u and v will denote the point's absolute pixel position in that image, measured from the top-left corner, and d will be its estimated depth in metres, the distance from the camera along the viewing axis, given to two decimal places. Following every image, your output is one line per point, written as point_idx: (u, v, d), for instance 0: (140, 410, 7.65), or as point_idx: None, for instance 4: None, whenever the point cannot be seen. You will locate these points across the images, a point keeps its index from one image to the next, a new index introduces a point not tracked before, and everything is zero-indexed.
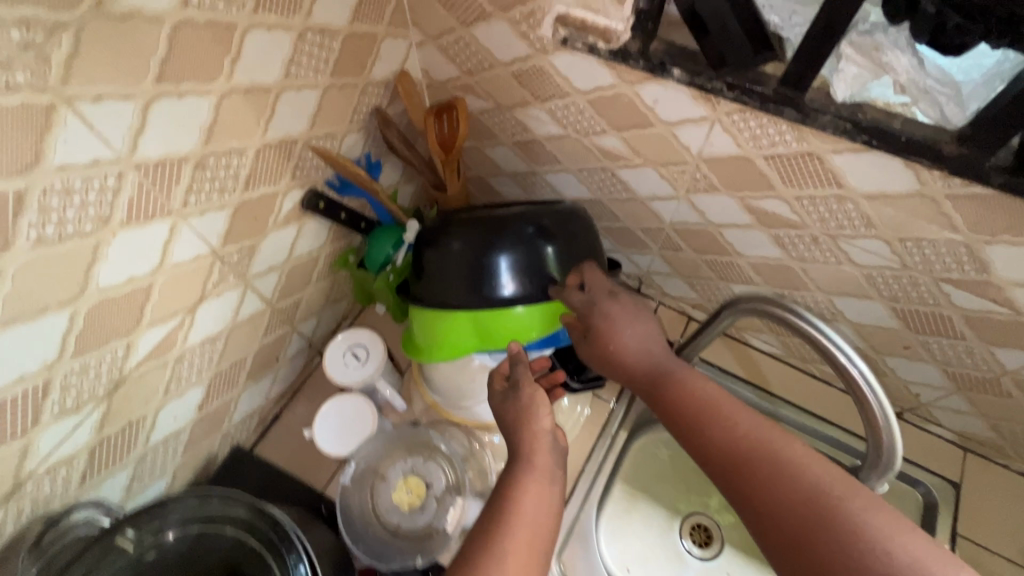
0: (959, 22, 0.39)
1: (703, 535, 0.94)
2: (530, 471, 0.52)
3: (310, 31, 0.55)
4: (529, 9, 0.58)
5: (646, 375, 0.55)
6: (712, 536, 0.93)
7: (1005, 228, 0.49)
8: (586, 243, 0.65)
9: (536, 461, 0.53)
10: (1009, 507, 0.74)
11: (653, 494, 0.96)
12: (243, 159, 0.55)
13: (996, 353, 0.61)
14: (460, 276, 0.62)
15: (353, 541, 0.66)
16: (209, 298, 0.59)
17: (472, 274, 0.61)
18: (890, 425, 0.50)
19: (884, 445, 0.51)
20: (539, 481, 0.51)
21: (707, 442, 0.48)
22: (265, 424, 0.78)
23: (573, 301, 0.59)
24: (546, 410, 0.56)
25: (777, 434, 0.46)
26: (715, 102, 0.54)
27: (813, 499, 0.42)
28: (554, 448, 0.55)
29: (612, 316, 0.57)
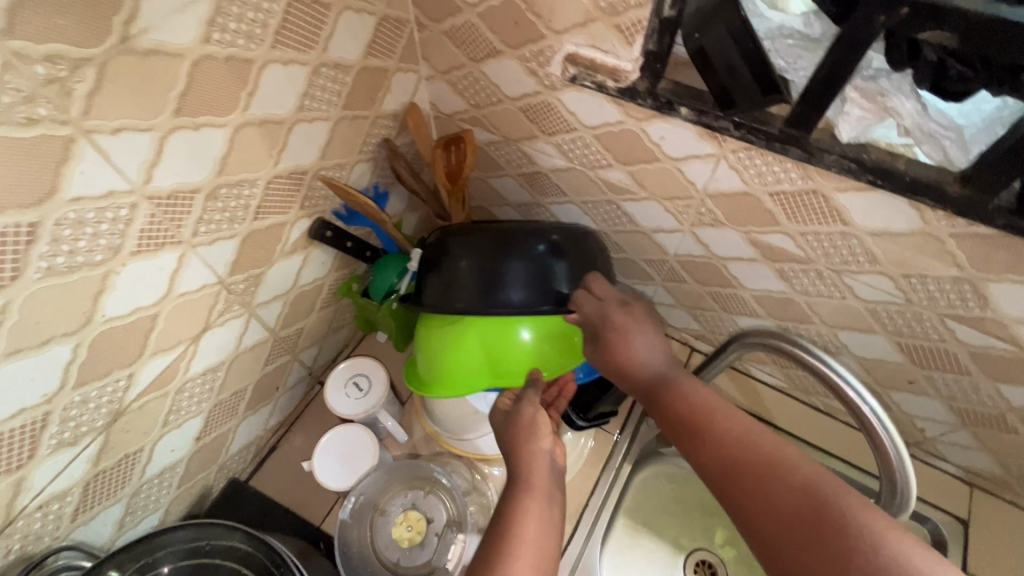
0: (961, 70, 0.40)
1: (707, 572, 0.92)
2: (529, 493, 0.52)
3: (324, 66, 0.56)
4: (539, 48, 0.59)
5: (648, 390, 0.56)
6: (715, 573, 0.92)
7: (1009, 267, 0.49)
8: (595, 262, 0.66)
9: (534, 484, 0.53)
10: (1019, 546, 0.73)
11: (656, 528, 0.95)
12: (254, 189, 0.55)
13: (1002, 390, 0.61)
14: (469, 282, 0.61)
15: None
16: (214, 327, 0.58)
17: (483, 283, 0.61)
18: (903, 463, 0.49)
19: (898, 485, 0.50)
20: (539, 502, 0.51)
21: (709, 449, 0.49)
22: (262, 455, 0.76)
23: (585, 308, 0.62)
24: (547, 430, 0.57)
25: (780, 446, 0.46)
26: (721, 139, 0.56)
27: (816, 508, 0.42)
28: (551, 470, 0.55)
29: (628, 331, 0.60)
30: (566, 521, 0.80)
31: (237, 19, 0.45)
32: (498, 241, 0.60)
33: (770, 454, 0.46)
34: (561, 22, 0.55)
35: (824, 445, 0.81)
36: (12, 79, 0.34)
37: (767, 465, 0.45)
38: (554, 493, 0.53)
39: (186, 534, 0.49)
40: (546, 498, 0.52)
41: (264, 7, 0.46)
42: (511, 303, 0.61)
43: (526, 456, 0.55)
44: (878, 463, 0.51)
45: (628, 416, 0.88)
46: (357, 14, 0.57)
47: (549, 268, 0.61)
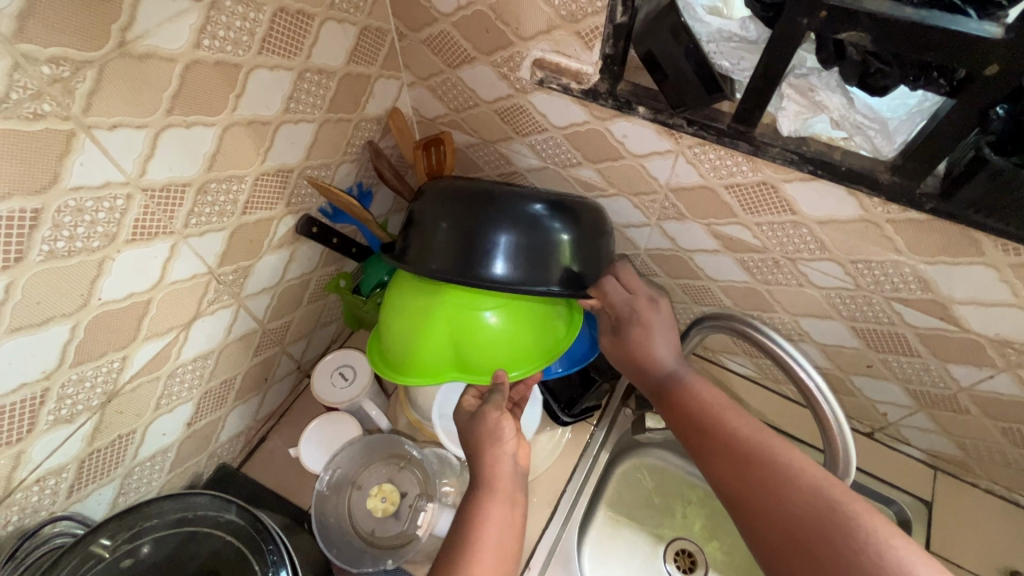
0: (880, 67, 0.45)
1: (688, 561, 0.94)
2: (492, 495, 0.55)
3: (308, 72, 0.60)
4: (509, 54, 0.64)
5: (663, 385, 0.61)
6: (696, 562, 0.93)
7: (941, 249, 0.53)
8: (594, 235, 0.64)
9: (497, 486, 0.56)
10: (981, 526, 0.75)
11: (637, 519, 0.97)
12: (242, 185, 0.59)
13: (951, 370, 0.64)
14: (457, 247, 0.61)
15: (325, 545, 0.64)
16: (204, 316, 0.62)
17: (467, 242, 0.60)
18: (844, 434, 0.53)
19: (840, 454, 0.54)
20: (501, 504, 0.55)
21: (713, 442, 0.54)
22: (252, 445, 0.79)
23: (615, 296, 0.66)
24: (511, 435, 0.60)
25: (787, 448, 0.52)
26: (677, 136, 0.60)
27: (821, 505, 0.47)
28: (514, 472, 0.58)
29: (652, 328, 0.64)
30: (545, 507, 0.83)
31: (225, 27, 0.49)
32: (495, 206, 0.60)
33: (769, 450, 0.52)
34: (527, 30, 0.60)
35: (794, 431, 0.84)
36: (21, 78, 0.38)
37: (768, 461, 0.51)
38: (517, 493, 0.57)
39: (174, 506, 0.52)
40: (508, 500, 0.56)
41: (251, 17, 0.51)
42: (495, 272, 0.60)
43: (490, 458, 0.58)
44: (824, 437, 0.55)
45: (606, 408, 0.91)
46: (340, 24, 0.61)
47: (536, 244, 0.60)
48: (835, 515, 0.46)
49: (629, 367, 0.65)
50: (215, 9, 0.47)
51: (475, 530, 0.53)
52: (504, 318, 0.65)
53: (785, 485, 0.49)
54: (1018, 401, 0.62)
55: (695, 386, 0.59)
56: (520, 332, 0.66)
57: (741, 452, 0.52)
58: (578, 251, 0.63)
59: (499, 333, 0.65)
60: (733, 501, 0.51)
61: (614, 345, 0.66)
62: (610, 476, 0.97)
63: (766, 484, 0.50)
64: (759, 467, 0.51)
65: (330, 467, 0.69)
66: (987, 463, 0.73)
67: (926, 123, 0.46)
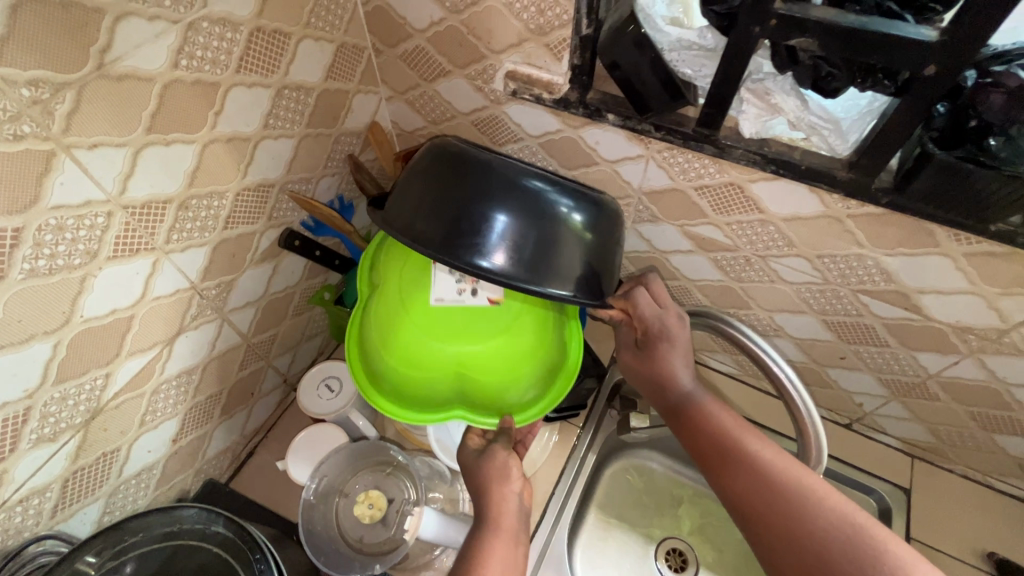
0: (830, 70, 0.47)
1: (679, 560, 0.94)
2: (496, 531, 0.57)
3: (286, 88, 0.62)
4: (482, 67, 0.66)
5: (680, 405, 0.61)
6: (687, 560, 0.94)
7: (900, 241, 0.56)
8: (608, 240, 0.55)
9: (501, 522, 0.58)
10: (958, 511, 0.77)
11: (627, 519, 0.98)
12: (223, 201, 0.60)
13: (919, 358, 0.66)
14: (449, 222, 0.51)
15: (313, 553, 0.64)
16: (187, 331, 0.62)
17: (461, 219, 0.50)
18: (815, 425, 0.55)
19: (811, 444, 0.56)
20: (504, 541, 0.56)
21: (728, 463, 0.55)
22: (239, 460, 0.79)
23: (647, 311, 0.66)
24: (517, 474, 0.63)
25: (806, 471, 0.53)
26: (646, 141, 0.62)
27: (847, 529, 0.48)
28: (518, 511, 0.61)
29: (677, 346, 0.63)
30: (535, 511, 0.83)
31: (203, 47, 0.50)
32: (490, 182, 0.50)
33: (790, 472, 0.52)
34: (498, 43, 0.62)
35: (776, 425, 0.85)
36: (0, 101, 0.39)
37: (790, 483, 0.52)
38: (519, 534, 0.58)
39: (162, 520, 0.53)
40: (511, 535, 0.57)
41: (228, 37, 0.52)
42: (486, 261, 0.50)
43: (496, 497, 0.60)
44: (797, 427, 0.56)
45: (592, 410, 0.92)
46: (316, 42, 0.63)
47: (542, 236, 0.50)
48: (861, 539, 0.47)
49: (648, 384, 0.66)
50: (192, 30, 0.49)
51: (474, 563, 0.54)
52: (502, 353, 0.63)
53: (799, 507, 0.50)
54: (985, 386, 0.65)
55: (711, 407, 0.60)
56: (521, 366, 0.64)
57: (757, 472, 0.53)
58: (590, 253, 0.53)
59: (498, 369, 0.63)
60: (751, 521, 0.52)
61: (638, 359, 0.66)
62: (600, 479, 0.98)
63: (781, 505, 0.51)
64: (774, 488, 0.52)
65: (315, 475, 0.69)
66: (960, 449, 0.76)
67: (875, 121, 0.49)
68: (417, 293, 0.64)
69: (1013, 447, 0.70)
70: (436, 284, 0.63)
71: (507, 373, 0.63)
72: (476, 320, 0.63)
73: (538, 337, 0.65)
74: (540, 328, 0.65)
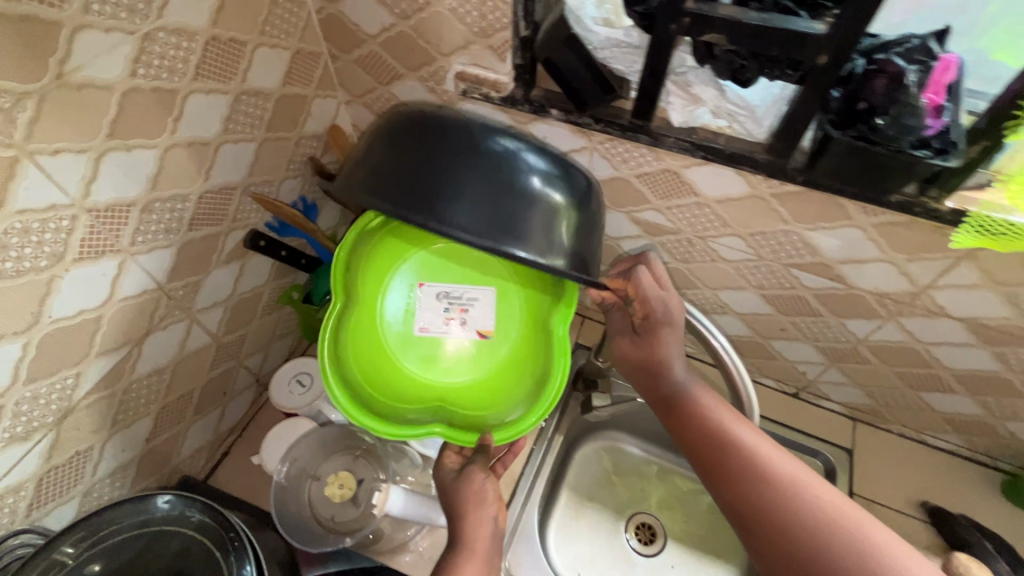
0: (743, 63, 0.52)
1: (648, 533, 0.99)
2: (468, 557, 0.57)
3: (244, 94, 0.65)
4: (433, 69, 0.70)
5: (677, 398, 0.61)
6: (655, 533, 0.99)
7: (817, 216, 0.61)
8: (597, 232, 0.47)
9: (474, 548, 0.58)
10: (895, 466, 0.84)
11: (598, 498, 1.01)
12: (187, 203, 0.62)
13: (848, 324, 0.72)
14: (414, 175, 0.42)
15: (286, 531, 0.67)
16: (156, 331, 0.64)
17: (427, 173, 0.42)
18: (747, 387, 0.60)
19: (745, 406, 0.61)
20: (477, 565, 0.57)
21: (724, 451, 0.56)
22: (215, 459, 0.81)
23: (647, 287, 0.62)
24: (491, 497, 0.63)
25: (797, 465, 0.54)
26: (589, 134, 0.67)
27: (840, 523, 0.49)
28: (491, 536, 0.61)
29: (676, 328, 0.62)
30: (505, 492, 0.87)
31: (159, 56, 0.53)
32: (464, 137, 0.42)
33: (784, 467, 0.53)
34: (446, 46, 0.66)
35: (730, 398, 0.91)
36: None
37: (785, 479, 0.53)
38: (491, 557, 0.59)
39: (135, 509, 0.54)
40: (483, 561, 0.58)
41: (184, 46, 0.55)
42: (457, 221, 0.40)
43: (470, 523, 0.60)
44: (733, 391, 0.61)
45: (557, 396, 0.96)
46: (273, 49, 0.66)
47: (527, 199, 0.42)
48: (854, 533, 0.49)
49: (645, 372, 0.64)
50: (148, 40, 0.51)
51: None
52: (490, 380, 0.63)
53: (787, 500, 0.51)
54: (906, 346, 0.71)
55: (709, 401, 0.60)
56: (509, 391, 0.63)
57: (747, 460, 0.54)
58: (581, 233, 0.45)
59: (488, 395, 0.63)
60: (742, 514, 0.53)
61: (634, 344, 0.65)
62: (571, 461, 1.02)
63: (770, 499, 0.52)
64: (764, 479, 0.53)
65: (286, 459, 0.71)
66: (894, 408, 0.82)
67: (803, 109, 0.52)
68: (403, 321, 0.63)
69: (937, 402, 0.77)
70: (420, 309, 0.64)
71: (495, 399, 0.63)
72: (460, 348, 0.64)
73: (528, 361, 0.64)
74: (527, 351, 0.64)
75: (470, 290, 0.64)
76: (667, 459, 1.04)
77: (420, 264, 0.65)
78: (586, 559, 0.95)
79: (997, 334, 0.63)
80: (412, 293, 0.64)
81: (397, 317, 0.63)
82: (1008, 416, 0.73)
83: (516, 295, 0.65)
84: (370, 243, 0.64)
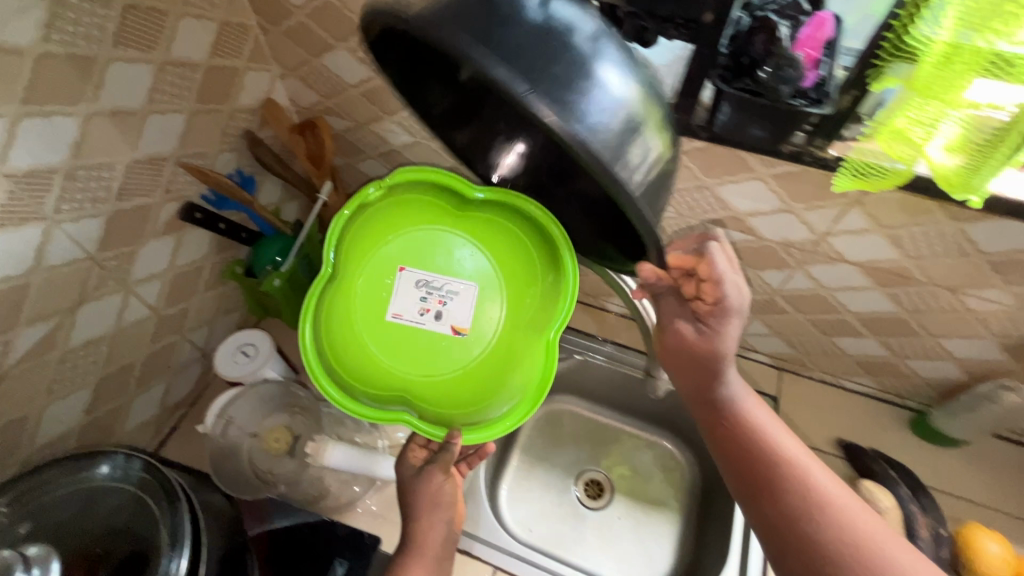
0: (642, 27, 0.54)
1: (596, 489, 1.02)
2: (418, 555, 0.61)
3: (169, 65, 0.65)
4: (360, 38, 0.72)
5: (734, 411, 0.56)
6: (603, 488, 1.02)
7: (723, 170, 0.66)
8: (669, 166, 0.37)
9: (424, 547, 0.61)
10: (817, 409, 0.90)
11: (549, 459, 1.05)
12: (114, 172, 0.63)
13: (763, 275, 0.77)
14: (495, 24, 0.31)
15: (217, 476, 0.72)
16: (89, 301, 0.65)
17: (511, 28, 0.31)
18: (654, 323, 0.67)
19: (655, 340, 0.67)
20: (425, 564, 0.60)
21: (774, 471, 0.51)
22: (163, 433, 0.82)
23: (712, 265, 0.53)
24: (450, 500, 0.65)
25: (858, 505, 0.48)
26: None
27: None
28: (445, 536, 0.63)
29: (739, 318, 0.56)
30: None
31: (73, 22, 0.54)
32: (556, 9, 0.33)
33: (841, 506, 0.47)
34: None
35: None
36: None
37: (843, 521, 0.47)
38: (442, 558, 0.62)
39: (76, 471, 0.55)
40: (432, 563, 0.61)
41: (99, 12, 0.55)
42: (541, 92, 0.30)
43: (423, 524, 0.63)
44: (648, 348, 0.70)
45: None
46: (197, 20, 0.67)
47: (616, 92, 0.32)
48: None
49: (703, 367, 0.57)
50: (60, 6, 0.52)
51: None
52: (460, 381, 0.60)
53: (842, 527, 0.46)
54: (815, 293, 0.77)
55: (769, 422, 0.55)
56: (480, 391, 0.60)
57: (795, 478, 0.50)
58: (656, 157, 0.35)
59: (458, 396, 0.60)
60: (779, 541, 0.48)
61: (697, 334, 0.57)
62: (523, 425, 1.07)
63: (810, 531, 0.47)
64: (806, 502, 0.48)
65: (223, 415, 0.74)
66: (813, 355, 0.88)
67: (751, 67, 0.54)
68: (373, 305, 0.62)
69: (849, 346, 0.83)
70: (396, 294, 0.62)
71: (465, 399, 0.60)
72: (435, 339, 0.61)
73: (505, 365, 0.60)
74: (506, 354, 0.61)
75: (449, 282, 0.62)
76: (615, 420, 1.08)
77: (402, 248, 0.63)
78: (535, 515, 0.98)
79: (889, 275, 0.69)
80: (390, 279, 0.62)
81: (374, 299, 0.62)
82: (910, 355, 0.79)
83: (496, 291, 0.62)
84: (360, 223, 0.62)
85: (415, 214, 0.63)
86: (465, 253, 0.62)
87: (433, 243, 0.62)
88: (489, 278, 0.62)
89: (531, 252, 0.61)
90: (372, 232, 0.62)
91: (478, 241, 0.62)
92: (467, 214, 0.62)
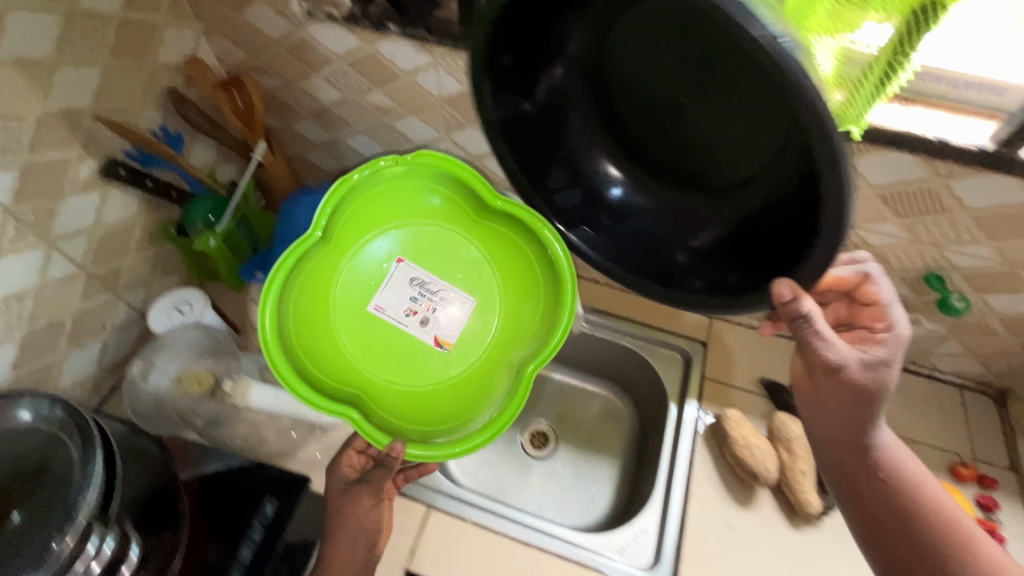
0: None
1: (541, 439, 1.05)
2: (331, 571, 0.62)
3: (78, 16, 0.65)
4: None
5: (854, 451, 0.61)
6: (548, 438, 1.05)
7: None
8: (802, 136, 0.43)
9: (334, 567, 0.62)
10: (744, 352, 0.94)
11: None
12: (23, 123, 0.63)
13: None
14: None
15: (142, 414, 0.76)
16: (8, 254, 0.65)
17: None
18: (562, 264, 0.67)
19: None
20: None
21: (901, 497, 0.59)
22: (102, 392, 0.83)
23: (869, 291, 0.63)
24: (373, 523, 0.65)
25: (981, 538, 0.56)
26: (430, 48, 0.71)
27: None
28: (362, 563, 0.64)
29: (892, 363, 0.58)
30: None
31: None
32: None
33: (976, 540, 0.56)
34: None
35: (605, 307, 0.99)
36: None
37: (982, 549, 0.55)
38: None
39: None
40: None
41: None
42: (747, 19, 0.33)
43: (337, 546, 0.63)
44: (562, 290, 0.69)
45: None
46: None
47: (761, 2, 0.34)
48: None
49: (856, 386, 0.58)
50: None
51: None
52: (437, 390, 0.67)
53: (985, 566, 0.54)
54: None
55: (885, 462, 0.61)
56: (450, 403, 0.67)
57: (959, 523, 0.57)
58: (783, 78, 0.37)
59: (432, 407, 0.66)
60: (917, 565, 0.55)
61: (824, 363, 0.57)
62: None
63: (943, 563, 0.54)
64: (956, 520, 0.57)
65: (144, 357, 0.78)
66: None
67: None
68: (361, 295, 0.69)
69: None
70: (385, 287, 0.69)
71: (436, 412, 0.66)
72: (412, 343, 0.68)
73: (479, 379, 0.68)
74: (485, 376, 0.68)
75: (442, 289, 0.69)
76: (561, 374, 1.12)
77: (403, 243, 0.70)
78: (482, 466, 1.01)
79: None
80: (385, 269, 0.69)
81: (361, 284, 0.69)
82: None
83: (489, 305, 0.70)
84: (363, 197, 0.67)
85: (427, 207, 0.69)
86: (467, 260, 0.70)
87: (434, 245, 0.70)
88: (479, 287, 0.70)
89: (521, 265, 0.70)
90: (372, 210, 0.68)
91: (477, 251, 0.70)
92: (480, 226, 0.70)
